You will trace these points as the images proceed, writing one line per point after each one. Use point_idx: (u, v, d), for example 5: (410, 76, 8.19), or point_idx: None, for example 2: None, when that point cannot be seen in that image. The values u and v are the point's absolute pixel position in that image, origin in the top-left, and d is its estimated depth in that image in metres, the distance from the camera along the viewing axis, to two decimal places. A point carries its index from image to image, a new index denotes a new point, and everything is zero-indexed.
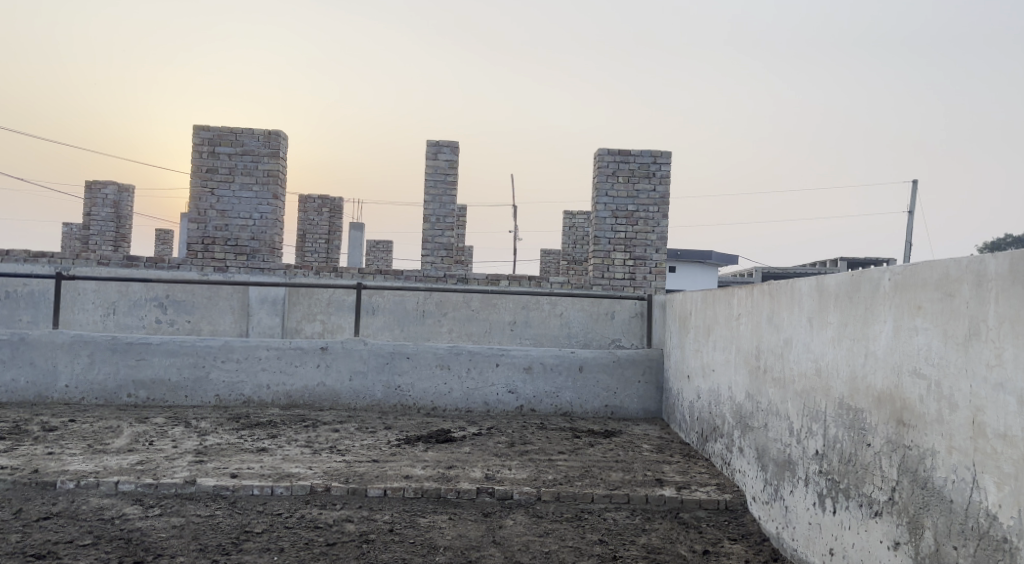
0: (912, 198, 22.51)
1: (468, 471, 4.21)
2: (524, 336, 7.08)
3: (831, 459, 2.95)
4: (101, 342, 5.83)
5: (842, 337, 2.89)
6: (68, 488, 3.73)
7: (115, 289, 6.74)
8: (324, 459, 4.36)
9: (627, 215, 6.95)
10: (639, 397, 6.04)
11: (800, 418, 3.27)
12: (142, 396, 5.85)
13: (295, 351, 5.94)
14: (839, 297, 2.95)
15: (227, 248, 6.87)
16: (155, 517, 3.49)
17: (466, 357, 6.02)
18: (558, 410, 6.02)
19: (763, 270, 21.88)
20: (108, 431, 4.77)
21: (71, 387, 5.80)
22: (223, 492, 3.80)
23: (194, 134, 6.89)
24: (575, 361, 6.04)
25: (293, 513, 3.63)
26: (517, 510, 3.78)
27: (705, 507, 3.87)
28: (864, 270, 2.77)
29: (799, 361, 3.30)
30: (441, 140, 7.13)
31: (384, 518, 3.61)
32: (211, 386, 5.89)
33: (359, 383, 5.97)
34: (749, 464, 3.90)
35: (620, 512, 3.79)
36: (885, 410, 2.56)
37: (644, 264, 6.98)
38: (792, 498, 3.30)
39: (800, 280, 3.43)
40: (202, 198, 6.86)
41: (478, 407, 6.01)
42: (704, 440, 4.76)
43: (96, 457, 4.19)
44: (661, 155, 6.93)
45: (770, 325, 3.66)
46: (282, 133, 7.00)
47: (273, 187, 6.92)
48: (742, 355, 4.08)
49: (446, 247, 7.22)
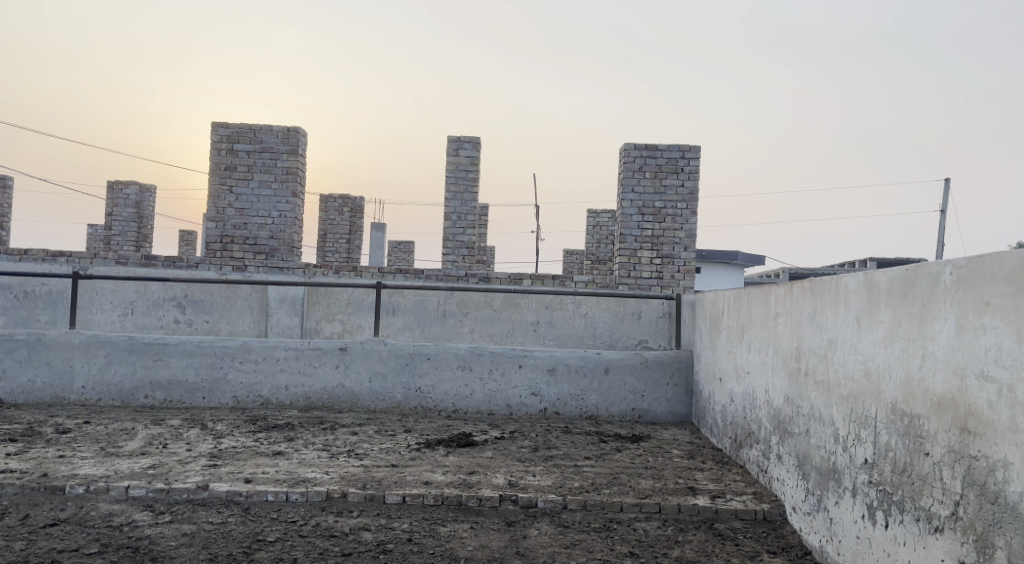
0: (944, 196, 21.99)
1: (490, 478, 4.03)
2: (548, 337, 6.90)
3: (882, 469, 2.73)
4: (118, 342, 5.74)
5: (895, 337, 2.67)
6: (77, 493, 3.62)
7: (133, 290, 6.66)
8: (342, 463, 4.20)
9: (654, 212, 6.73)
10: (668, 400, 5.83)
11: (846, 425, 3.05)
12: (159, 397, 5.74)
13: (313, 351, 5.81)
14: (892, 293, 2.72)
15: (246, 247, 6.76)
16: (165, 524, 3.35)
17: (488, 358, 5.85)
18: (583, 414, 5.82)
19: (790, 270, 21.43)
20: (121, 434, 4.66)
21: (87, 388, 5.72)
22: (236, 497, 3.65)
23: (212, 132, 6.80)
24: (601, 363, 5.84)
25: (308, 520, 3.47)
26: (542, 519, 3.59)
27: (742, 518, 3.65)
28: (920, 264, 2.55)
29: (845, 363, 3.07)
30: (462, 135, 6.96)
31: (403, 526, 3.44)
32: (229, 387, 5.77)
33: (379, 385, 5.81)
34: (789, 472, 3.67)
35: (651, 522, 3.59)
36: (946, 416, 2.34)
37: (672, 263, 6.76)
38: (838, 509, 3.08)
39: (845, 276, 3.20)
40: (221, 196, 6.77)
41: (501, 410, 5.82)
42: (738, 446, 4.54)
43: (107, 460, 4.07)
44: (689, 149, 6.71)
45: (812, 324, 3.44)
46: (301, 130, 6.88)
47: (293, 185, 6.80)
48: (780, 357, 3.86)
49: (467, 246, 7.04)
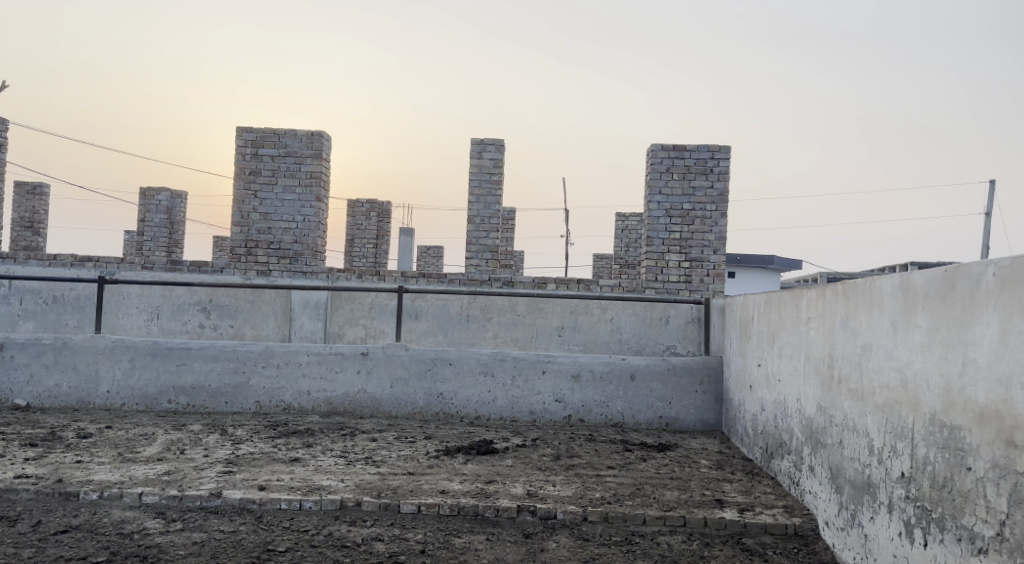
0: (988, 197, 21.35)
1: (508, 487, 3.91)
2: (573, 342, 6.75)
3: (920, 484, 2.55)
4: (142, 347, 5.75)
5: (933, 343, 2.50)
6: (91, 499, 3.59)
7: (159, 294, 6.70)
8: (358, 471, 4.12)
9: (682, 214, 6.56)
10: (696, 408, 5.65)
11: (881, 436, 2.88)
12: (182, 402, 5.74)
13: (335, 356, 5.76)
14: (929, 296, 2.55)
15: (271, 251, 6.75)
16: (176, 532, 3.30)
17: (511, 363, 5.73)
18: (609, 421, 5.67)
19: (827, 275, 20.96)
20: (141, 439, 4.65)
21: (112, 393, 5.74)
22: (250, 505, 3.60)
23: (237, 137, 6.82)
24: (626, 369, 5.69)
25: (320, 529, 3.39)
26: (561, 532, 3.46)
27: (771, 532, 3.48)
28: (960, 265, 2.38)
29: (880, 371, 2.90)
30: (486, 137, 6.87)
31: (417, 537, 3.34)
32: (251, 392, 5.74)
33: (401, 391, 5.74)
34: (821, 485, 3.49)
35: (675, 536, 3.44)
36: (990, 428, 2.16)
37: (701, 266, 6.57)
38: (873, 526, 2.90)
39: (879, 278, 3.03)
40: (246, 200, 6.77)
41: (524, 417, 5.70)
42: (769, 456, 4.36)
43: (124, 466, 4.05)
44: (719, 149, 6.53)
45: (846, 329, 3.27)
46: (325, 134, 6.85)
47: (316, 189, 6.77)
48: (812, 364, 3.68)
49: (490, 249, 6.95)
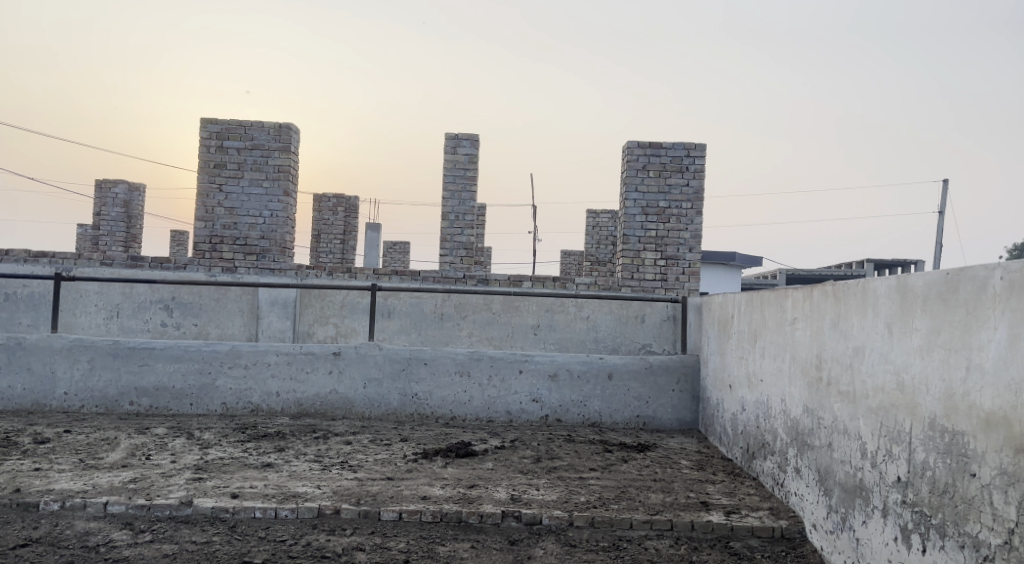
0: (943, 198, 21.94)
1: (491, 492, 3.81)
2: (549, 341, 6.68)
3: (918, 489, 2.52)
4: (102, 346, 5.51)
5: (933, 347, 2.47)
6: (52, 510, 3.40)
7: (119, 292, 6.43)
8: (334, 476, 3.98)
9: (658, 212, 6.53)
10: (674, 407, 5.62)
11: (875, 440, 2.85)
12: (144, 404, 5.51)
13: (305, 356, 5.59)
14: (929, 299, 2.52)
15: (236, 247, 6.54)
16: (144, 544, 3.13)
17: (487, 363, 5.63)
18: (586, 421, 5.61)
19: (789, 273, 21.29)
20: (103, 444, 4.44)
21: (70, 394, 5.48)
22: (222, 514, 3.44)
23: (201, 128, 6.57)
24: (604, 368, 5.63)
25: (298, 539, 3.25)
26: (547, 538, 3.38)
27: (758, 535, 3.44)
28: (963, 268, 2.35)
29: (874, 374, 2.87)
30: (460, 132, 6.76)
31: (400, 546, 3.22)
32: (218, 393, 5.54)
33: (374, 392, 5.60)
34: (809, 488, 3.46)
35: (663, 541, 3.38)
36: (997, 434, 2.14)
37: (676, 264, 6.55)
38: (865, 530, 2.88)
39: (872, 280, 3.01)
40: (210, 194, 6.54)
41: (500, 417, 5.61)
42: (750, 457, 4.34)
43: (86, 473, 3.85)
44: (695, 147, 6.51)
45: (835, 331, 3.24)
46: (293, 127, 6.65)
47: (285, 183, 6.57)
48: (799, 366, 3.65)
49: (465, 246, 6.83)
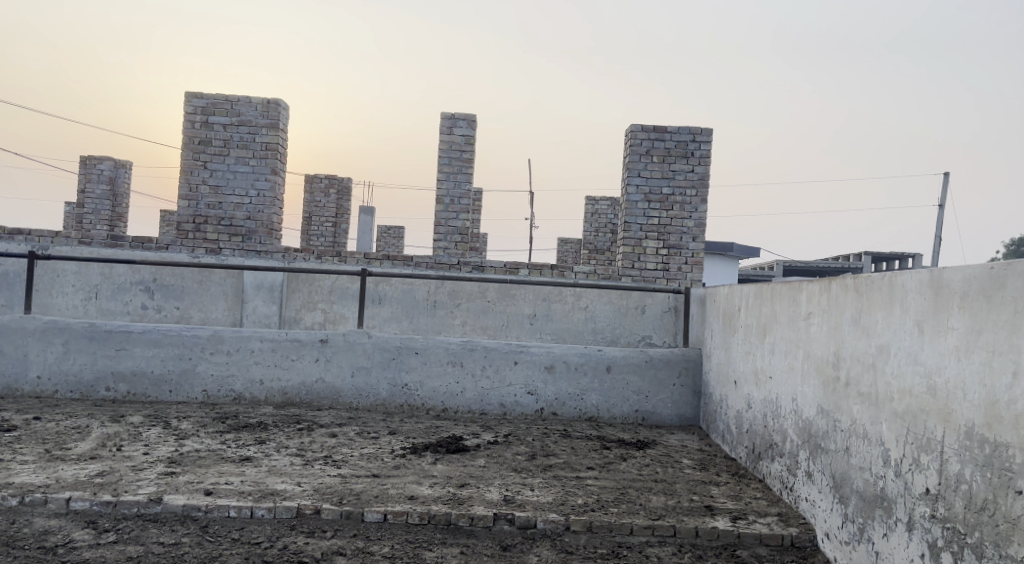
0: (944, 191, 21.73)
1: (483, 492, 3.59)
2: (545, 331, 6.44)
3: (950, 503, 2.29)
4: (78, 329, 5.25)
5: (973, 349, 2.25)
6: (10, 505, 3.16)
7: (98, 272, 6.18)
8: (316, 472, 3.75)
9: (661, 198, 6.29)
10: (674, 402, 5.40)
11: (900, 447, 2.62)
12: (121, 390, 5.26)
13: (291, 343, 5.34)
14: (968, 296, 2.29)
15: (221, 228, 6.27)
16: (107, 546, 2.89)
17: (481, 353, 5.40)
18: (582, 415, 5.39)
19: (786, 265, 21.08)
20: (72, 433, 4.19)
21: (43, 378, 5.23)
22: (194, 513, 3.20)
23: (186, 102, 6.29)
24: (602, 360, 5.41)
25: (274, 542, 3.02)
26: (541, 543, 3.15)
27: (767, 544, 3.23)
28: (1010, 262, 2.13)
29: (901, 376, 2.64)
30: (457, 112, 6.48)
31: (383, 551, 2.99)
32: (198, 380, 5.30)
33: (362, 381, 5.36)
34: (822, 494, 3.24)
35: (665, 548, 3.17)
36: None
37: (679, 253, 6.32)
38: (886, 543, 2.66)
39: (899, 273, 2.77)
40: (195, 171, 6.27)
41: (493, 409, 5.39)
42: (756, 458, 4.13)
43: (51, 465, 3.60)
44: (701, 131, 6.25)
45: (857, 328, 3.01)
46: (282, 103, 6.35)
47: (272, 161, 6.29)
48: (813, 364, 3.42)
49: (460, 232, 6.56)
